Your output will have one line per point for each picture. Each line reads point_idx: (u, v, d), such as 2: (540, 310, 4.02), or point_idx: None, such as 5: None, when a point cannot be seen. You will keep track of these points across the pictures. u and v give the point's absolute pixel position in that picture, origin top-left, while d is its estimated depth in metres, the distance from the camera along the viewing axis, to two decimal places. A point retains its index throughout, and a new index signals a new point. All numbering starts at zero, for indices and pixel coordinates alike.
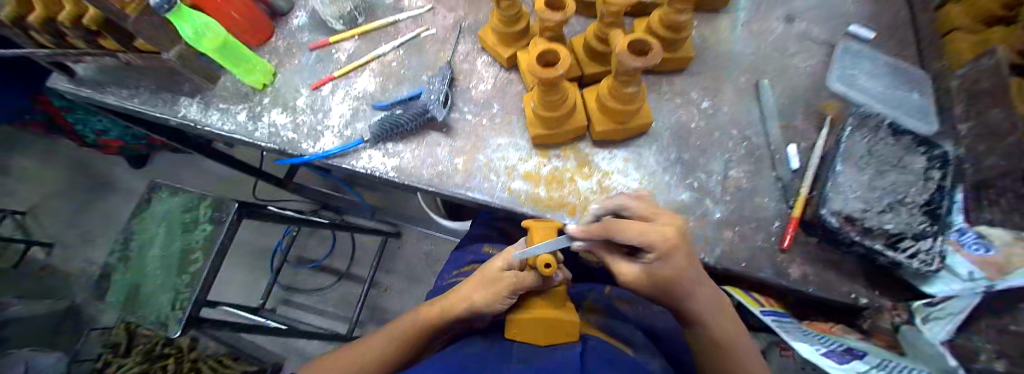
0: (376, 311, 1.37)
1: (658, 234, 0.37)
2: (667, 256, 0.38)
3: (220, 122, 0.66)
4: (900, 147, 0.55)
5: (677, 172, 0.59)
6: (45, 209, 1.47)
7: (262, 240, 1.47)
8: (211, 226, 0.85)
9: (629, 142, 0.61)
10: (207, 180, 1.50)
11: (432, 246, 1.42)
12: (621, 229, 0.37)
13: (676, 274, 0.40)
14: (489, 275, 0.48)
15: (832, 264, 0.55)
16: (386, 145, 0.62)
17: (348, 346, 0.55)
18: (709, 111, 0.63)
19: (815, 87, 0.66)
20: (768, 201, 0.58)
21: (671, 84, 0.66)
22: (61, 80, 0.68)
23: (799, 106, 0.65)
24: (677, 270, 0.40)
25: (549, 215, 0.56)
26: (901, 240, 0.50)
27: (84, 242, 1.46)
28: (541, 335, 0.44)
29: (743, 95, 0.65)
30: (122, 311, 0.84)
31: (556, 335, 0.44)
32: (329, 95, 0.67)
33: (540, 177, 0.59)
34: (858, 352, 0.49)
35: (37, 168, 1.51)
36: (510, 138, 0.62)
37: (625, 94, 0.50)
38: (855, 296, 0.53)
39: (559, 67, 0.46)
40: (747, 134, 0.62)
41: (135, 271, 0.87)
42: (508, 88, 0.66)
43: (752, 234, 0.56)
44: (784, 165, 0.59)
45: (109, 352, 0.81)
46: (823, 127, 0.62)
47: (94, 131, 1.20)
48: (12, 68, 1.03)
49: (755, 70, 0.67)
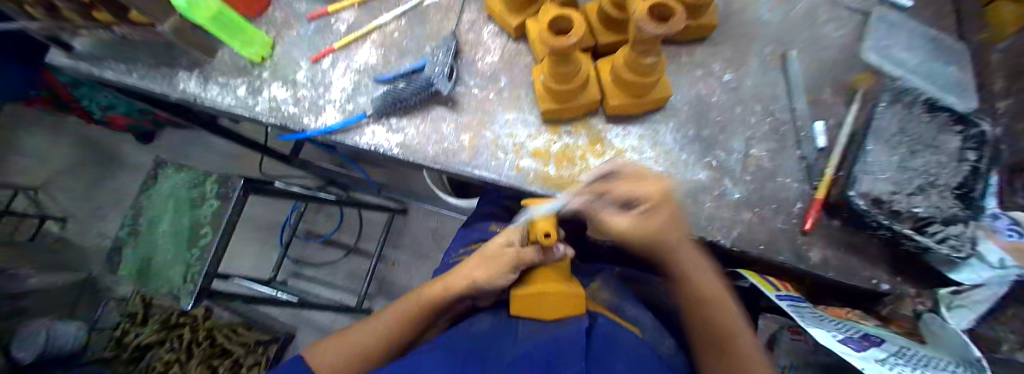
0: (384, 285, 1.39)
1: (648, 188, 0.39)
2: (657, 209, 0.39)
3: (220, 97, 0.63)
4: (933, 126, 0.52)
5: (696, 150, 0.56)
6: (57, 184, 1.49)
7: (271, 215, 1.47)
8: (217, 202, 0.86)
9: (644, 118, 0.58)
10: (214, 156, 1.49)
11: (439, 222, 1.41)
12: (609, 186, 0.41)
13: (661, 231, 0.40)
14: (489, 253, 0.50)
15: (853, 247, 0.53)
16: (390, 120, 0.60)
17: (351, 325, 0.54)
18: (732, 84, 0.60)
19: (845, 60, 0.62)
20: (790, 182, 0.55)
21: (691, 55, 0.61)
22: (60, 55, 0.65)
23: (828, 80, 0.61)
24: (665, 226, 0.40)
25: (559, 194, 0.54)
26: (929, 224, 0.47)
27: (97, 216, 1.48)
28: (542, 310, 0.44)
29: (768, 68, 0.61)
30: (137, 284, 0.86)
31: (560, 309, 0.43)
32: (330, 68, 0.65)
33: (550, 155, 0.56)
34: (875, 339, 0.47)
35: (45, 143, 1.52)
36: (519, 114, 0.59)
37: (642, 66, 0.47)
38: (876, 281, 0.52)
39: (572, 36, 0.42)
40: (771, 109, 0.58)
41: (146, 244, 0.87)
42: (516, 60, 0.63)
43: (772, 216, 0.54)
44: (809, 143, 0.56)
45: (128, 320, 1.16)
46: (852, 103, 0.58)
47: (98, 107, 1.19)
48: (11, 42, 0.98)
49: (782, 41, 0.62)
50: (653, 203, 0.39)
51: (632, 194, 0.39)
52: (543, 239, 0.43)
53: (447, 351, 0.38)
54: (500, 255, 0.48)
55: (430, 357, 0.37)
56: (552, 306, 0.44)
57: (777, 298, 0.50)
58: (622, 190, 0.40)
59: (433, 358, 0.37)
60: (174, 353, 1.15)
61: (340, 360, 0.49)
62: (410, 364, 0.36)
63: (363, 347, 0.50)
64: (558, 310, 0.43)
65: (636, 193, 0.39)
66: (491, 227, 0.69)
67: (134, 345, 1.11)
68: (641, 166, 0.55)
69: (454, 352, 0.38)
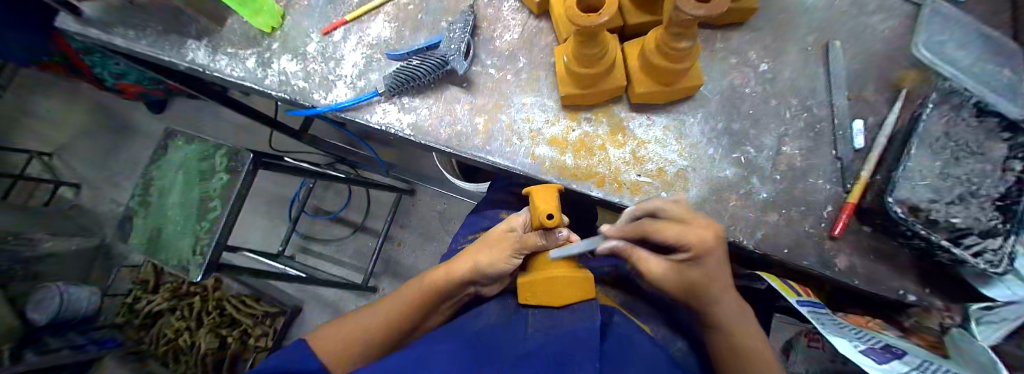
0: (390, 264, 1.40)
1: (698, 235, 0.37)
2: (704, 258, 0.38)
3: (229, 68, 0.61)
4: (980, 131, 0.48)
5: (723, 144, 0.53)
6: (74, 150, 1.51)
7: (279, 190, 1.47)
8: (227, 176, 0.84)
9: (670, 107, 0.54)
10: (225, 128, 1.49)
11: (446, 205, 1.40)
12: (659, 228, 0.38)
13: (706, 278, 0.38)
14: (493, 237, 0.49)
15: (884, 255, 0.50)
16: (401, 99, 0.57)
17: (353, 311, 0.52)
18: (767, 75, 0.56)
19: (892, 52, 0.57)
20: (823, 183, 0.52)
21: (726, 41, 0.57)
22: (69, 20, 0.62)
23: (872, 74, 0.56)
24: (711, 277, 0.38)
25: (574, 185, 0.52)
26: (966, 236, 0.44)
27: (111, 184, 1.50)
28: (554, 297, 0.43)
29: (807, 59, 0.57)
30: (148, 254, 0.87)
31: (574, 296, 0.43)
32: (341, 42, 0.62)
33: (567, 143, 0.54)
34: (898, 351, 0.44)
35: (61, 108, 1.53)
36: (537, 97, 0.56)
37: (675, 52, 0.43)
38: (903, 292, 0.49)
39: (603, 13, 0.39)
40: (807, 104, 0.55)
41: (157, 215, 0.88)
42: (537, 39, 0.59)
43: (800, 219, 0.51)
44: (846, 142, 0.53)
45: (140, 288, 1.24)
46: (896, 101, 0.54)
47: (111, 75, 1.19)
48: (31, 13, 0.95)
49: (824, 29, 0.58)
50: (704, 251, 0.37)
51: (684, 241, 0.37)
52: (545, 220, 0.41)
53: (453, 341, 0.37)
54: (502, 239, 0.47)
55: (438, 348, 0.36)
56: (566, 292, 0.43)
57: (798, 304, 0.46)
58: (673, 235, 0.37)
59: (441, 348, 0.36)
60: (184, 322, 1.19)
61: (340, 342, 0.47)
62: (417, 355, 0.35)
63: (362, 331, 0.48)
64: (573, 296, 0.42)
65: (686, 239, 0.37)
66: (501, 214, 0.67)
67: (144, 312, 1.21)
68: (662, 159, 0.53)
69: (460, 341, 0.38)
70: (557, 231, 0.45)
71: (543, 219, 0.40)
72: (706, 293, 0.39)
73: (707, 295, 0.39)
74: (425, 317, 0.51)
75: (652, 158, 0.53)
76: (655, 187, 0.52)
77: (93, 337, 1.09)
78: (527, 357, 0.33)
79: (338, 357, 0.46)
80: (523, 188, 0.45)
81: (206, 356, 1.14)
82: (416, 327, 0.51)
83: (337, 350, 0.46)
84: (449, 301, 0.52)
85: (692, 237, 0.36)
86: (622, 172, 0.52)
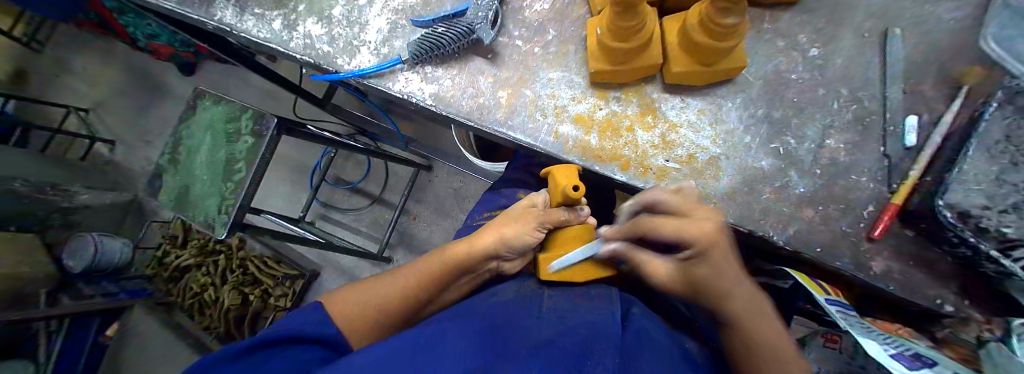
0: (405, 237, 1.42)
1: (696, 228, 0.34)
2: (703, 256, 0.35)
3: (255, 29, 0.61)
4: None
5: (762, 133, 0.50)
6: (110, 107, 1.57)
7: (301, 157, 1.50)
8: (253, 139, 0.85)
9: (707, 89, 0.51)
10: (251, 93, 1.51)
11: (461, 182, 1.40)
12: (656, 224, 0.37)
13: (711, 277, 0.35)
14: (517, 212, 0.50)
15: (924, 262, 0.47)
16: (424, 68, 0.56)
17: (371, 279, 0.51)
18: (817, 61, 0.52)
19: (962, 43, 0.51)
20: (866, 181, 0.48)
21: (775, 22, 0.53)
22: None
23: (935, 67, 0.51)
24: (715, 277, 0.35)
25: (597, 166, 0.50)
26: (1016, 247, 0.38)
27: (143, 142, 1.56)
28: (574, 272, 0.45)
29: (863, 47, 0.52)
30: (176, 209, 0.90)
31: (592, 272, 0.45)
32: (366, 6, 0.60)
33: (593, 122, 0.51)
34: (928, 360, 0.41)
35: (98, 65, 1.58)
36: (564, 72, 0.54)
37: (718, 28, 0.40)
38: (939, 301, 0.46)
39: None
40: (859, 95, 0.51)
41: (185, 173, 0.90)
42: (569, 10, 0.56)
43: (837, 218, 0.48)
44: (897, 139, 0.49)
45: (169, 243, 1.32)
46: (958, 98, 0.49)
47: (145, 35, 1.21)
48: None
49: (885, 15, 0.53)
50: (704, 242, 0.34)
51: (680, 236, 0.35)
52: (570, 192, 0.43)
53: (469, 318, 0.37)
54: (526, 214, 0.48)
55: (453, 324, 0.36)
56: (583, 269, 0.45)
57: (825, 303, 0.45)
58: (669, 227, 0.36)
59: (457, 324, 0.36)
60: (210, 277, 1.26)
61: (355, 307, 0.46)
62: (427, 331, 0.35)
63: (378, 299, 0.47)
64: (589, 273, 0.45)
65: (682, 229, 0.35)
66: (519, 194, 0.66)
67: (174, 266, 1.28)
68: (693, 145, 0.50)
69: (477, 317, 0.38)
70: (580, 208, 0.48)
71: (569, 191, 0.43)
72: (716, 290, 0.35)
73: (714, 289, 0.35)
74: (440, 291, 0.50)
75: (682, 143, 0.50)
76: (683, 173, 0.49)
77: (127, 289, 1.19)
78: (542, 342, 0.32)
79: (355, 322, 0.45)
80: (546, 166, 0.48)
81: (229, 311, 1.20)
82: (433, 298, 0.50)
83: (354, 314, 0.45)
84: (469, 275, 0.52)
85: (685, 227, 0.35)
86: (649, 155, 0.50)
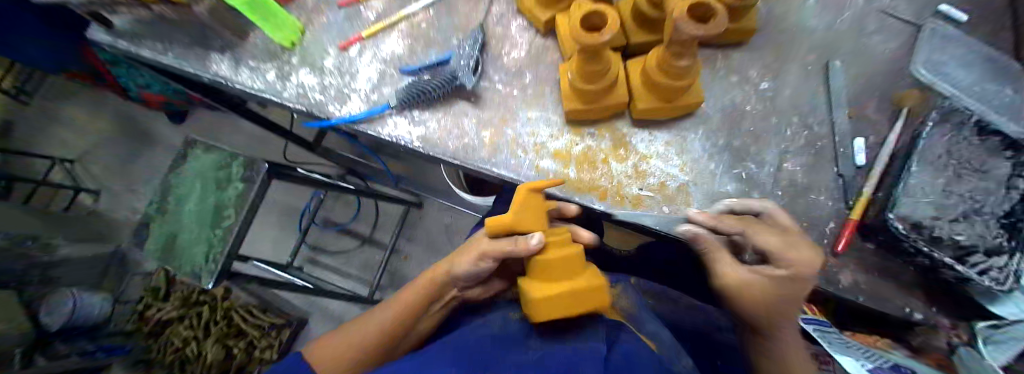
0: (396, 277, 1.41)
1: (804, 254, 0.34)
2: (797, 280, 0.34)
3: (250, 81, 0.65)
4: (983, 149, 0.49)
5: (725, 160, 0.54)
6: (96, 159, 1.57)
7: (291, 199, 1.51)
8: (244, 184, 0.87)
9: (672, 122, 0.56)
10: (242, 139, 1.54)
11: (452, 218, 1.42)
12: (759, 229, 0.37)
13: (787, 299, 0.35)
14: (474, 240, 0.46)
15: (889, 273, 0.49)
16: (411, 112, 0.59)
17: (353, 319, 0.53)
18: (769, 92, 0.57)
19: (894, 72, 0.58)
20: (824, 200, 0.52)
21: (727, 59, 0.59)
22: (99, 32, 0.68)
23: (874, 93, 0.57)
24: (787, 299, 0.35)
25: (577, 198, 0.53)
26: (970, 255, 0.45)
27: (130, 192, 1.56)
28: (569, 305, 0.36)
29: (808, 77, 0.58)
30: (161, 258, 0.88)
31: (587, 297, 0.36)
32: (357, 57, 0.65)
33: (571, 156, 0.55)
34: (906, 370, 0.43)
35: (87, 118, 1.60)
36: (542, 111, 0.58)
37: (674, 69, 0.45)
38: (909, 310, 0.48)
39: (605, 32, 0.41)
40: (808, 121, 0.56)
41: (173, 222, 0.90)
42: (543, 55, 0.62)
43: (803, 235, 0.51)
44: (847, 160, 0.53)
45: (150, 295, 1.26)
46: (899, 119, 0.54)
47: (138, 86, 1.23)
48: (52, 18, 0.98)
49: (825, 50, 0.59)
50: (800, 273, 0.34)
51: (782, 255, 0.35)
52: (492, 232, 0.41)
53: (451, 350, 0.37)
54: (475, 243, 0.44)
55: (435, 357, 0.35)
56: (574, 298, 0.36)
57: None
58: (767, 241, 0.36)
59: (437, 357, 0.35)
60: (192, 330, 1.20)
61: (337, 349, 0.48)
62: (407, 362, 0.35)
63: (357, 339, 0.49)
64: (585, 301, 0.36)
65: (783, 251, 0.35)
66: None
67: (155, 320, 1.23)
68: (664, 173, 0.54)
69: (458, 349, 0.37)
70: (531, 239, 0.37)
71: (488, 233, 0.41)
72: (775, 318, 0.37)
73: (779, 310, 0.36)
74: (418, 319, 0.51)
75: (654, 172, 0.54)
76: (657, 200, 0.52)
77: (102, 344, 1.12)
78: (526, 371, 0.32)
79: (335, 363, 0.47)
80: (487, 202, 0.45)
81: (212, 368, 1.15)
82: (411, 328, 0.51)
83: (335, 357, 0.48)
84: (438, 304, 0.52)
85: (792, 253, 0.34)
86: (624, 185, 0.53)
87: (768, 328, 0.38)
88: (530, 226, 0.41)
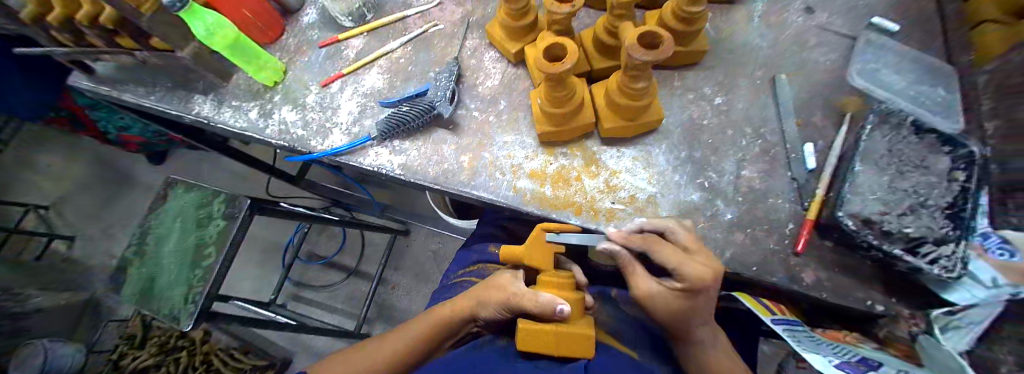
0: (384, 308, 1.38)
1: (696, 266, 0.38)
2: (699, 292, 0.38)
3: (233, 119, 0.67)
4: (922, 147, 0.52)
5: (688, 171, 0.58)
6: (68, 204, 1.53)
7: (275, 234, 1.49)
8: (224, 222, 0.86)
9: (638, 139, 0.60)
10: (224, 176, 1.53)
11: (440, 244, 1.42)
12: (660, 247, 0.39)
13: (692, 310, 0.39)
14: (492, 284, 0.49)
15: (848, 268, 0.52)
16: (392, 142, 0.62)
17: (361, 345, 0.53)
18: (723, 107, 0.62)
19: (835, 82, 0.63)
20: (782, 202, 0.56)
21: (683, 79, 0.65)
22: (81, 78, 0.70)
23: (818, 102, 0.62)
24: (694, 312, 0.39)
25: (554, 214, 0.55)
26: (921, 245, 0.47)
27: (104, 236, 1.51)
28: (554, 346, 0.39)
29: (757, 92, 0.63)
30: (139, 303, 0.86)
31: (575, 349, 0.38)
32: (338, 93, 0.68)
33: (546, 175, 0.58)
34: (872, 363, 0.44)
35: (62, 163, 1.57)
36: (517, 136, 0.61)
37: (634, 91, 0.50)
38: (870, 302, 0.51)
39: (566, 62, 0.45)
40: (761, 132, 0.60)
41: (153, 263, 0.88)
42: (516, 83, 0.66)
43: (765, 237, 0.54)
44: (800, 164, 0.57)
45: (126, 343, 1.13)
46: (842, 124, 0.59)
47: (117, 128, 1.22)
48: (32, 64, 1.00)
49: (770, 66, 0.65)
50: (701, 283, 0.37)
51: (682, 271, 0.38)
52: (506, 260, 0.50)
53: None
54: (496, 289, 0.47)
55: None
56: (562, 343, 0.38)
57: (773, 323, 0.47)
58: (665, 256, 0.38)
59: None
60: None
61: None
62: None
63: (365, 366, 0.49)
64: (569, 351, 0.38)
65: (680, 267, 0.38)
66: (490, 247, 0.69)
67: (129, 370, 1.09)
68: (633, 186, 0.57)
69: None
70: (555, 305, 0.40)
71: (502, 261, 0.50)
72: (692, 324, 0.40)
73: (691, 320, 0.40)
74: (431, 353, 0.51)
75: (624, 186, 0.57)
76: (628, 212, 0.55)
77: None
78: None
79: None
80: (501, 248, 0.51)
81: None
82: (422, 360, 0.51)
83: None
84: (452, 340, 0.52)
85: (688, 267, 0.37)
86: (597, 200, 0.56)
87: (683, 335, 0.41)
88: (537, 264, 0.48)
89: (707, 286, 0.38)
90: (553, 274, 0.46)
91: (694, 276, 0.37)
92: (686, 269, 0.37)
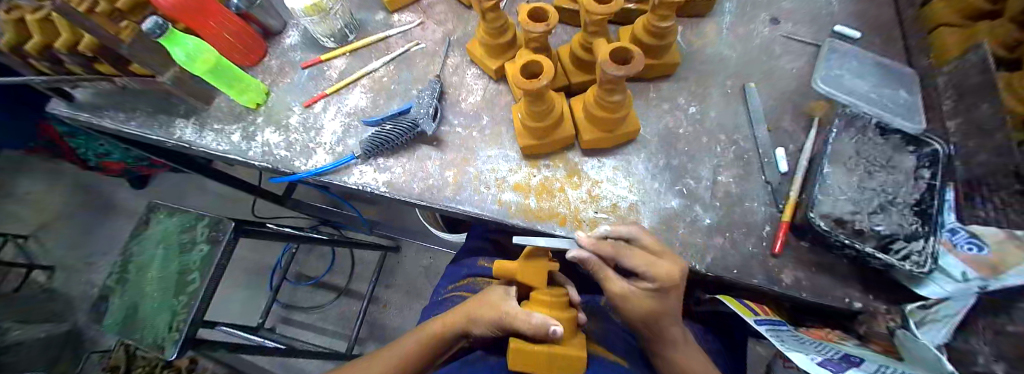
0: (375, 327, 1.36)
1: (663, 268, 0.41)
2: (665, 290, 0.42)
3: (214, 143, 0.66)
4: (888, 146, 0.55)
5: (666, 179, 0.59)
6: (46, 233, 1.48)
7: (263, 257, 1.46)
8: (208, 246, 0.84)
9: (617, 150, 0.62)
10: (207, 198, 1.51)
11: (430, 259, 1.42)
12: (628, 252, 0.42)
13: (661, 309, 0.43)
14: (483, 300, 0.48)
15: (826, 267, 0.53)
16: (377, 160, 0.62)
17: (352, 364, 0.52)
18: (697, 116, 0.64)
19: (802, 89, 0.66)
20: (758, 206, 0.58)
21: (658, 90, 0.67)
22: (58, 105, 0.69)
23: (787, 108, 0.65)
24: (662, 309, 0.43)
25: (539, 225, 0.56)
26: (893, 242, 0.49)
27: (84, 265, 1.46)
28: (549, 365, 0.40)
29: (729, 99, 0.66)
30: (121, 332, 0.83)
31: (567, 369, 0.40)
32: (321, 113, 0.68)
33: (530, 187, 0.59)
34: (856, 359, 0.44)
35: (39, 191, 1.53)
36: (500, 150, 0.62)
37: (610, 104, 0.51)
38: (849, 300, 0.51)
39: (541, 78, 0.47)
40: (735, 138, 0.63)
41: (133, 293, 0.86)
42: (497, 98, 0.67)
43: (744, 239, 0.56)
44: (773, 168, 0.59)
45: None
46: (811, 127, 0.62)
47: (96, 154, 1.19)
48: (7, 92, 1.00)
49: (741, 75, 0.68)
50: (669, 283, 0.41)
51: (650, 268, 0.41)
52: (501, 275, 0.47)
53: None
54: (489, 306, 0.46)
55: None
56: (559, 363, 0.40)
57: (755, 323, 0.47)
58: (635, 259, 0.42)
59: None
60: None
61: None
62: None
63: None
64: (564, 368, 0.40)
65: (648, 271, 0.41)
66: (481, 262, 0.70)
67: None
68: (615, 195, 0.58)
69: None
70: (549, 327, 0.39)
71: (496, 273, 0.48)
72: (663, 319, 0.44)
73: (662, 321, 0.44)
74: (424, 367, 0.51)
75: (606, 196, 0.58)
76: (611, 221, 0.56)
77: None
78: None
79: None
80: (495, 261, 0.48)
81: None
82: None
83: None
84: (444, 353, 0.52)
85: (658, 267, 0.41)
86: (581, 210, 0.57)
87: (656, 333, 0.45)
88: (529, 280, 0.46)
89: (675, 286, 0.42)
90: (544, 292, 0.45)
91: (663, 276, 0.41)
92: (653, 270, 0.41)
